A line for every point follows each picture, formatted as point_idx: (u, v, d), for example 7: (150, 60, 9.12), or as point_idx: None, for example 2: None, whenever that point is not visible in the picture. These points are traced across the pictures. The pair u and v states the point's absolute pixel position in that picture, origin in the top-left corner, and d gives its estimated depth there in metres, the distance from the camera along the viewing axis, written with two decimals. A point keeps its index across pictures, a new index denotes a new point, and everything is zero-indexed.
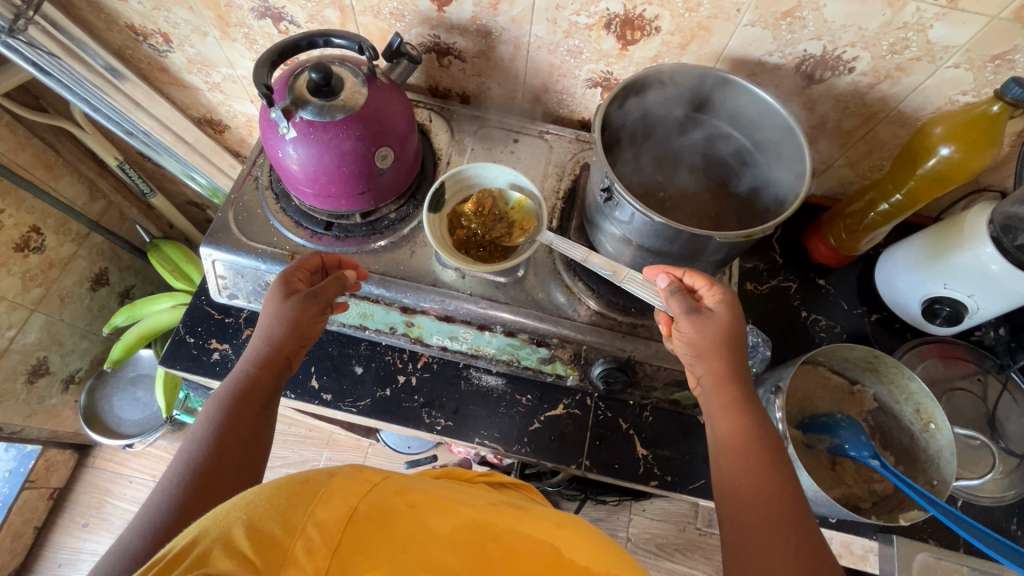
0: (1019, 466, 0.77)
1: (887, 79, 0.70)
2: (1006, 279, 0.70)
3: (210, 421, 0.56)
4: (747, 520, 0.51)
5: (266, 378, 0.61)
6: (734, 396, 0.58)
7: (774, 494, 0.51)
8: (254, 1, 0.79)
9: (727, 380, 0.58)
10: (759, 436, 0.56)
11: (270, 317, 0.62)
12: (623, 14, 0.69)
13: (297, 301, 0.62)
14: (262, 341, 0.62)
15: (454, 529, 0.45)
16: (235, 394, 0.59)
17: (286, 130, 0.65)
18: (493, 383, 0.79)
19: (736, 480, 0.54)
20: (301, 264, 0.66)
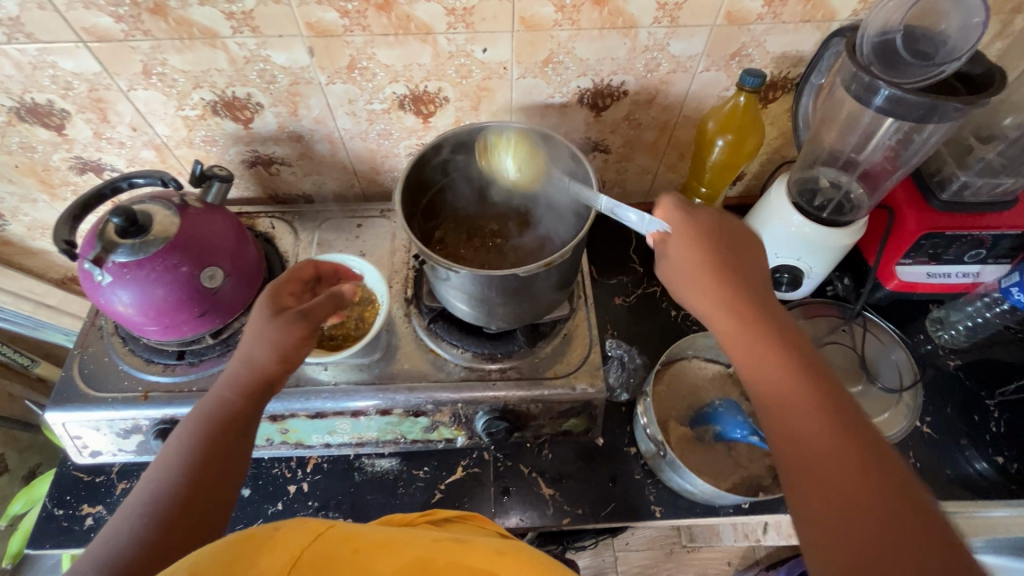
0: (898, 401, 0.82)
1: (659, 93, 0.77)
2: (814, 235, 0.76)
3: (181, 449, 0.54)
4: (789, 422, 0.47)
5: (244, 405, 0.57)
6: (732, 294, 0.54)
7: (812, 399, 0.47)
8: (69, 159, 0.81)
9: (727, 299, 0.53)
10: (760, 325, 0.52)
11: (254, 334, 0.60)
12: (410, 93, 0.74)
13: (286, 319, 0.60)
14: (242, 365, 0.59)
15: (404, 559, 0.44)
16: (210, 421, 0.56)
17: (102, 278, 0.65)
18: (388, 466, 0.78)
19: (767, 377, 0.49)
20: (294, 276, 0.66)
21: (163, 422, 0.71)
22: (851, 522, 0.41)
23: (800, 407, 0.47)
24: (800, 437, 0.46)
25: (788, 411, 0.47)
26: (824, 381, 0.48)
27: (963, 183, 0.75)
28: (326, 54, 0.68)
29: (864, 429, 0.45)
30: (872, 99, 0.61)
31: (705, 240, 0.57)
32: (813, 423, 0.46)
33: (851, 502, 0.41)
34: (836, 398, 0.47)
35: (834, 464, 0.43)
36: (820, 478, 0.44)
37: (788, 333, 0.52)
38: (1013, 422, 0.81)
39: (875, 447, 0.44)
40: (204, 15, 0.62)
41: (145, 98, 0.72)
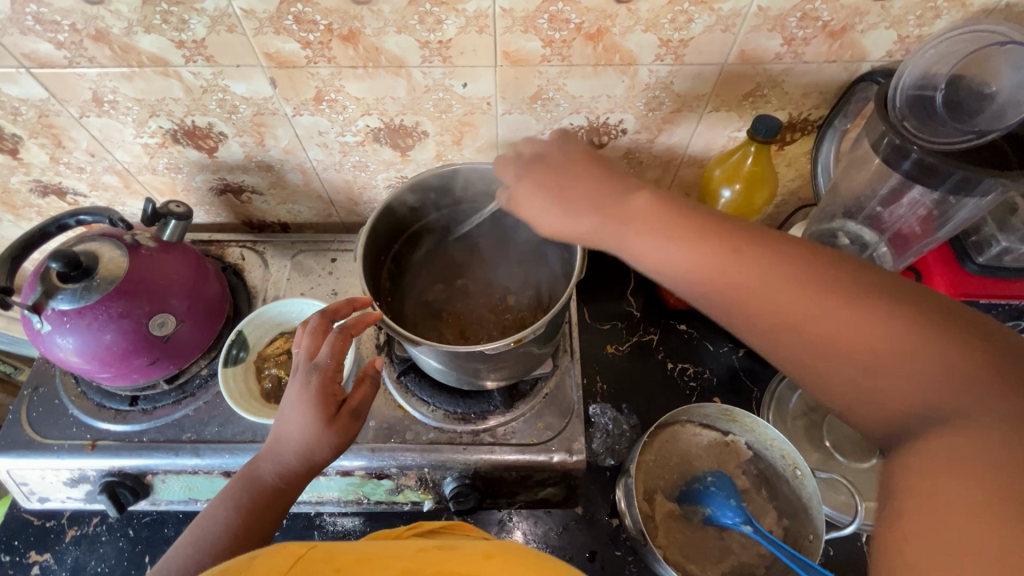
0: None
1: (662, 132, 0.69)
2: None
3: (221, 522, 0.53)
4: (761, 312, 0.39)
5: (290, 489, 0.55)
6: (611, 201, 0.45)
7: (767, 277, 0.38)
8: (28, 182, 0.76)
9: (601, 198, 0.46)
10: (655, 211, 0.43)
11: (301, 423, 0.53)
12: (385, 126, 0.67)
13: (343, 423, 0.54)
14: (294, 460, 0.54)
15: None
16: (251, 498, 0.54)
17: (42, 325, 0.61)
18: (350, 525, 0.72)
19: (700, 273, 0.40)
20: (336, 357, 0.55)
21: (111, 474, 0.67)
22: (847, 369, 0.36)
23: (744, 280, 0.39)
24: (785, 326, 0.38)
25: (757, 300, 0.39)
26: (733, 237, 0.40)
27: (1004, 247, 0.65)
28: (290, 85, 0.61)
29: (830, 266, 0.37)
30: (900, 163, 0.55)
31: (572, 162, 0.49)
32: (787, 296, 0.37)
33: (855, 346, 0.35)
34: (754, 250, 0.39)
35: (817, 310, 0.36)
36: (822, 353, 0.37)
37: (688, 209, 0.43)
38: None
39: (840, 271, 0.37)
40: (152, 43, 0.56)
41: (99, 125, 0.67)
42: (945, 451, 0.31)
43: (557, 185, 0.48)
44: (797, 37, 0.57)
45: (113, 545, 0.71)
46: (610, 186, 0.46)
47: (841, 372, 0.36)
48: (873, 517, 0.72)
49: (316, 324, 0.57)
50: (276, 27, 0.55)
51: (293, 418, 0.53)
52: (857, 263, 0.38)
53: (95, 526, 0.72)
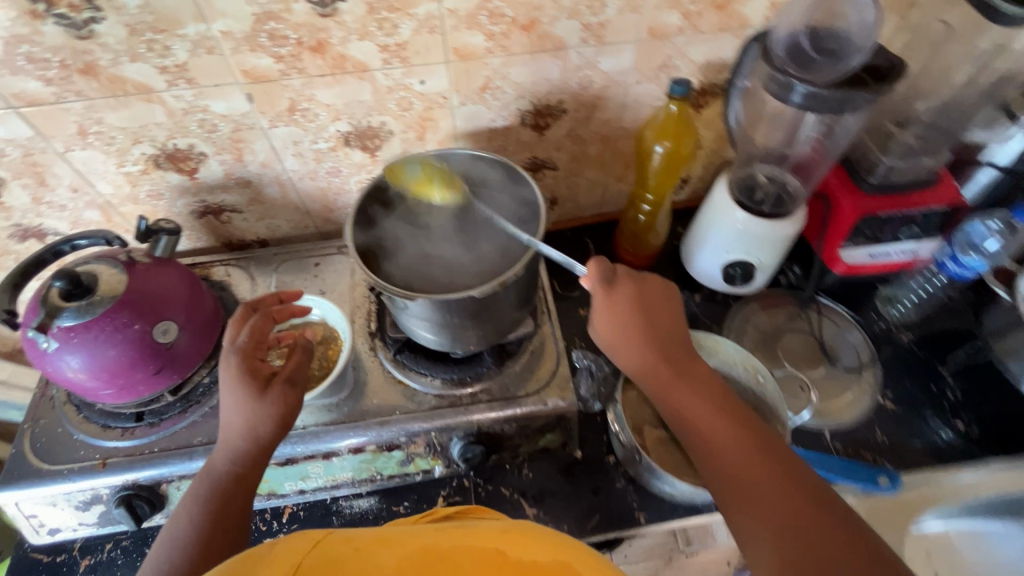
0: (859, 379, 0.85)
1: (597, 108, 0.80)
2: (760, 229, 0.79)
3: (189, 520, 0.56)
4: (740, 477, 0.54)
5: (251, 472, 0.59)
6: (670, 357, 0.61)
7: (745, 450, 0.55)
8: (8, 227, 0.78)
9: (664, 346, 0.62)
10: (703, 381, 0.61)
11: (234, 407, 0.58)
12: (354, 129, 0.75)
13: (275, 393, 0.59)
14: (240, 438, 0.58)
15: (407, 554, 0.45)
16: (212, 489, 0.58)
17: (49, 344, 0.63)
18: (366, 505, 0.75)
19: (705, 425, 0.58)
20: (255, 340, 0.62)
21: (125, 488, 0.68)
22: (782, 530, 0.50)
23: (733, 450, 0.55)
24: (745, 490, 0.53)
25: (737, 468, 0.54)
26: (753, 427, 0.57)
27: (888, 166, 0.79)
28: (265, 99, 0.69)
29: (794, 466, 0.54)
30: (791, 97, 0.65)
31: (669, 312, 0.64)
32: (754, 465, 0.54)
33: (790, 524, 0.50)
34: (755, 435, 0.56)
35: (767, 487, 0.52)
36: (765, 519, 0.51)
37: (723, 391, 0.60)
38: (968, 386, 0.84)
39: (804, 487, 0.52)
40: (137, 71, 0.62)
41: (83, 158, 0.71)
42: None
43: (626, 321, 0.61)
44: (691, 11, 0.70)
45: (130, 566, 0.72)
46: (674, 347, 0.62)
47: (780, 535, 0.49)
48: (831, 414, 0.82)
49: (236, 315, 0.64)
50: (251, 45, 0.62)
51: (226, 404, 0.58)
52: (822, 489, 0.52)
53: (110, 552, 0.72)
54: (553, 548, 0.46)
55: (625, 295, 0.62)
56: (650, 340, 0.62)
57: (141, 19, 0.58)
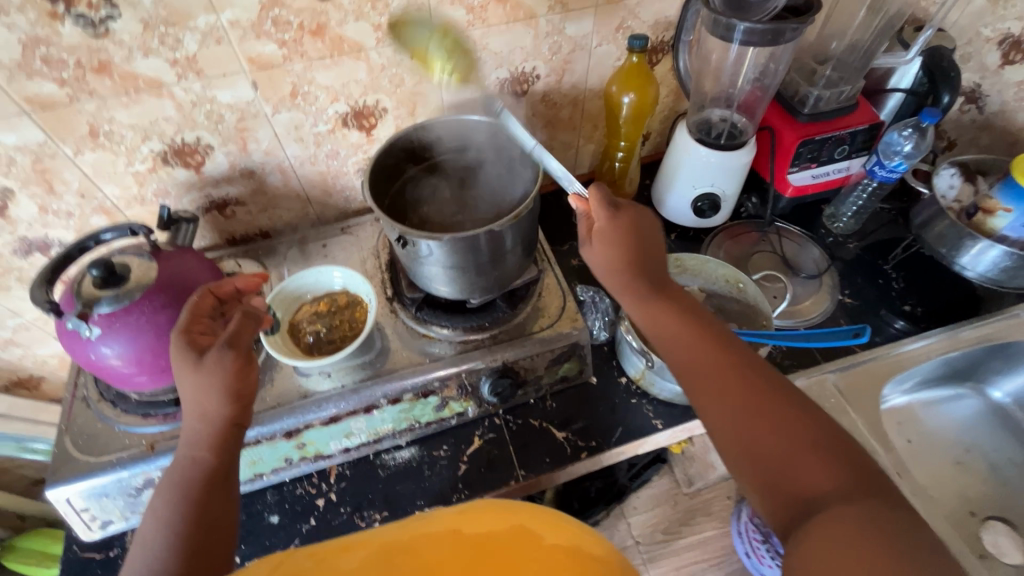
0: (820, 284, 0.98)
1: (566, 72, 0.90)
2: (720, 160, 0.90)
3: (165, 515, 0.57)
4: (729, 395, 0.58)
5: (216, 459, 0.60)
6: (654, 289, 0.68)
7: (734, 374, 0.59)
8: (13, 241, 0.79)
9: (649, 276, 0.69)
10: (690, 316, 0.65)
11: (184, 387, 0.60)
12: (351, 109, 0.81)
13: (211, 359, 0.60)
14: (197, 420, 0.60)
15: (365, 554, 0.46)
16: (183, 481, 0.59)
17: (90, 332, 0.65)
18: (408, 455, 0.80)
19: (694, 351, 0.62)
20: (196, 314, 0.64)
21: None
22: (773, 444, 0.53)
23: (720, 371, 0.60)
24: (735, 407, 0.57)
25: (726, 387, 0.58)
26: (743, 355, 0.61)
27: (817, 96, 0.92)
28: (269, 85, 0.74)
29: (782, 388, 0.58)
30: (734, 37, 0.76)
31: (654, 246, 0.71)
32: (745, 386, 0.58)
33: (777, 437, 0.54)
34: (744, 361, 0.60)
35: (753, 405, 0.56)
36: (750, 430, 0.55)
37: (714, 326, 0.64)
38: (908, 275, 0.98)
39: (792, 405, 0.55)
40: (149, 66, 0.66)
41: (93, 160, 0.74)
42: (820, 517, 0.47)
43: (614, 244, 0.69)
44: None
45: None
46: (659, 283, 0.68)
47: (767, 447, 0.53)
48: (803, 315, 0.94)
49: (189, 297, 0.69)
50: (257, 32, 0.68)
51: (176, 383, 0.61)
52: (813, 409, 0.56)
53: None
54: (504, 515, 0.48)
55: (622, 223, 0.70)
56: (628, 264, 0.69)
57: (154, 13, 0.62)
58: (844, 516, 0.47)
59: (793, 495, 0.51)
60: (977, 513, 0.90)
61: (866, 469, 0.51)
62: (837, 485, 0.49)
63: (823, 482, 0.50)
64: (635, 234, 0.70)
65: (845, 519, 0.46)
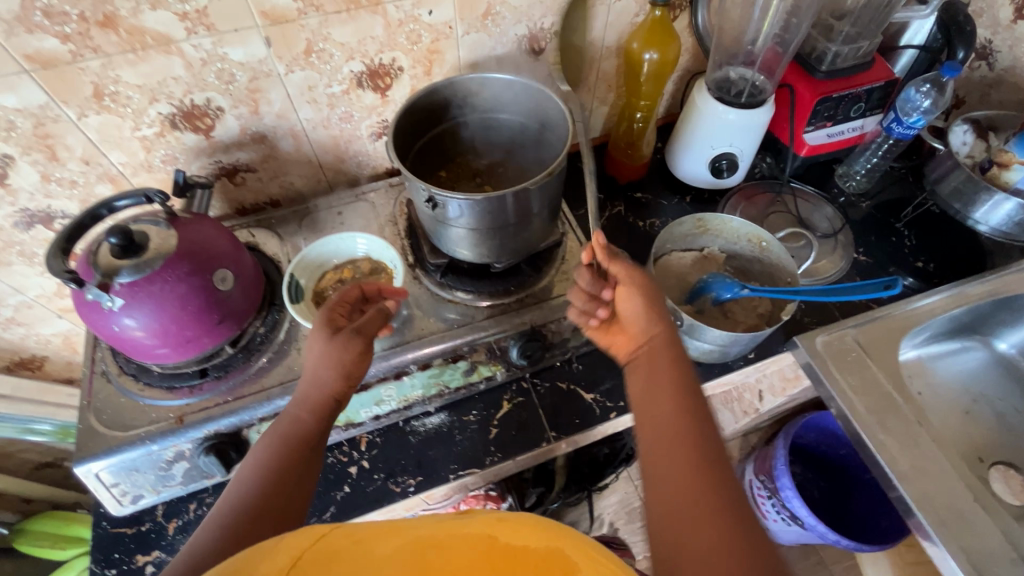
0: (835, 242, 0.99)
1: (585, 28, 0.87)
2: (741, 119, 0.89)
3: (259, 464, 0.57)
4: (671, 483, 0.50)
5: (314, 425, 0.61)
6: (651, 341, 0.62)
7: (695, 461, 0.51)
8: (14, 213, 0.75)
9: (642, 327, 0.63)
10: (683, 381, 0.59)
11: (314, 354, 0.62)
12: (366, 69, 0.78)
13: (342, 337, 0.62)
14: (310, 385, 0.62)
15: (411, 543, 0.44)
16: (281, 437, 0.60)
17: (112, 303, 0.63)
18: (438, 420, 0.80)
19: (664, 418, 0.56)
20: (341, 298, 0.67)
21: (208, 438, 0.69)
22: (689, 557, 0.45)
23: (685, 451, 0.52)
24: (676, 494, 0.49)
25: (675, 471, 0.51)
26: (719, 451, 0.52)
27: (835, 53, 0.92)
28: (283, 42, 0.70)
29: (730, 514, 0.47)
30: None
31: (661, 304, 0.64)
32: (700, 475, 0.50)
33: (694, 550, 0.45)
34: (717, 458, 0.52)
35: (702, 496, 0.48)
36: (675, 526, 0.47)
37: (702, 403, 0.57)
38: (920, 232, 0.99)
39: (738, 525, 0.46)
40: (157, 19, 0.63)
41: (98, 124, 0.70)
42: None
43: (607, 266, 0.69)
44: None
45: None
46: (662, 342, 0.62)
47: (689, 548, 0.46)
48: (821, 273, 0.95)
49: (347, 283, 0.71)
50: None
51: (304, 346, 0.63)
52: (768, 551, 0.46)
53: (196, 510, 0.73)
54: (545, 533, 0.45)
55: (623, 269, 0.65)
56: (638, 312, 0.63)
57: None
58: None
59: None
60: (984, 458, 0.94)
61: None
62: None
63: (699, 545, 0.46)
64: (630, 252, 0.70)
65: None
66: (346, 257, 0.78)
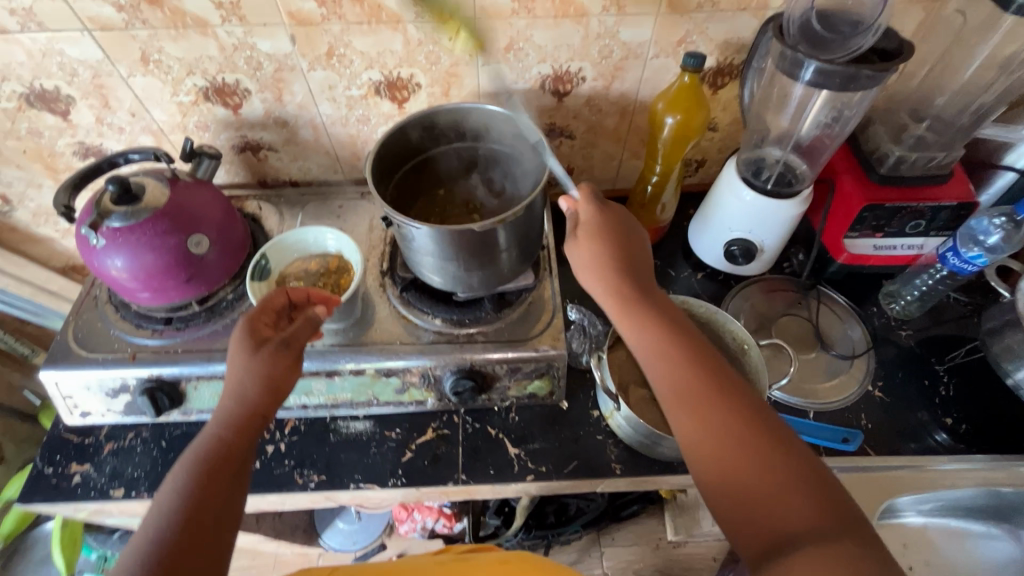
0: (851, 367, 0.86)
1: (615, 79, 0.84)
2: (761, 206, 0.81)
3: (177, 490, 0.54)
4: (701, 423, 0.52)
5: (239, 442, 0.59)
6: (630, 300, 0.60)
7: (714, 403, 0.52)
8: (72, 144, 0.87)
9: (621, 287, 0.61)
10: (670, 327, 0.58)
11: (239, 374, 0.60)
12: (385, 79, 0.81)
13: (266, 351, 0.61)
14: (232, 402, 0.60)
15: None
16: (201, 458, 0.57)
17: (98, 242, 0.71)
18: (362, 428, 0.81)
19: (663, 363, 0.56)
20: (266, 306, 0.66)
21: (149, 381, 0.75)
22: (746, 483, 0.48)
23: (694, 394, 0.53)
24: (703, 435, 0.51)
25: (697, 414, 0.52)
26: (718, 379, 0.54)
27: (898, 157, 0.80)
28: (307, 42, 0.75)
29: (767, 426, 0.50)
30: (801, 74, 0.67)
31: (632, 248, 0.64)
32: (717, 412, 0.51)
33: (746, 484, 0.48)
34: (727, 385, 0.53)
35: (725, 436, 0.50)
36: (718, 464, 0.50)
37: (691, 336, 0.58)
38: (961, 384, 0.84)
39: (764, 440, 0.49)
40: (197, 5, 0.70)
41: (143, 84, 0.79)
42: (791, 560, 0.43)
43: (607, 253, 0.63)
44: None
45: (147, 454, 0.79)
46: (644, 289, 0.61)
47: (745, 476, 0.48)
48: (818, 397, 0.83)
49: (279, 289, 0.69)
50: None
51: (226, 364, 0.61)
52: (804, 453, 0.49)
53: (131, 440, 0.80)
54: None
55: (602, 214, 0.65)
56: (617, 268, 0.62)
57: None
58: (814, 557, 0.42)
59: (769, 528, 0.46)
60: None
61: (845, 513, 0.45)
62: (816, 518, 0.45)
63: (795, 515, 0.45)
64: (622, 242, 0.64)
65: (826, 559, 0.42)
66: (316, 251, 0.81)
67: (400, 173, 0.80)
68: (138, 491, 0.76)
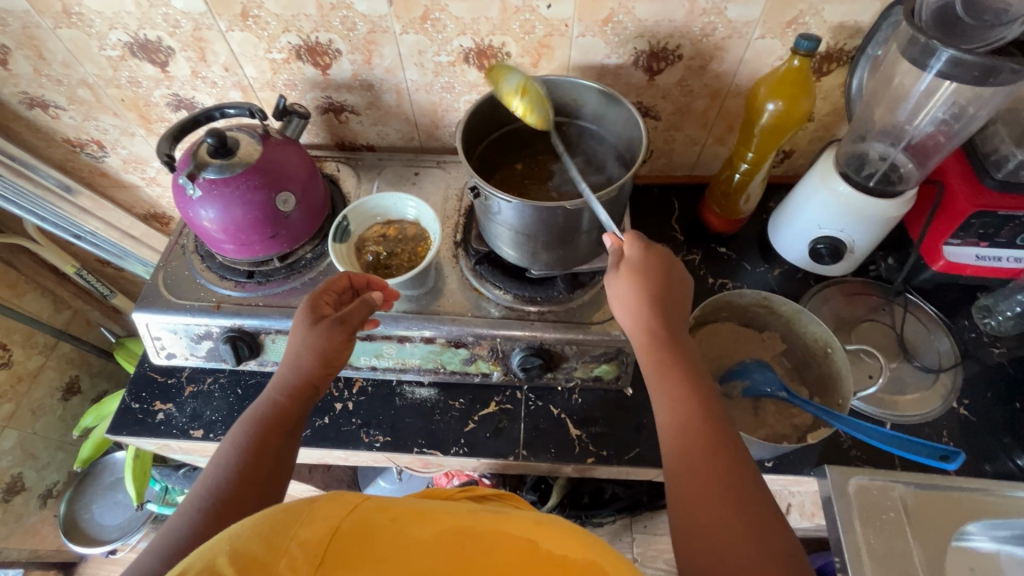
0: (936, 382, 0.82)
1: (714, 59, 0.80)
2: (858, 204, 0.76)
3: (235, 445, 0.58)
4: (690, 492, 0.51)
5: (294, 412, 0.61)
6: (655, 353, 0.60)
7: (712, 476, 0.51)
8: (167, 96, 0.90)
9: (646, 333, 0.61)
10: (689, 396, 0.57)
11: (297, 346, 0.63)
12: (475, 47, 0.79)
13: (323, 327, 0.63)
14: (289, 369, 0.62)
15: (444, 530, 0.43)
16: (258, 420, 0.60)
17: (194, 192, 0.73)
18: (427, 394, 0.83)
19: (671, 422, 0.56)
20: (330, 287, 0.67)
21: (231, 330, 0.78)
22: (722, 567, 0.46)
23: (692, 466, 0.52)
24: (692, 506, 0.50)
25: (692, 482, 0.51)
26: (722, 456, 0.52)
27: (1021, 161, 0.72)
28: (403, 4, 0.74)
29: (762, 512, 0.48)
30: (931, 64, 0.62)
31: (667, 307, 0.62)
32: (712, 485, 0.50)
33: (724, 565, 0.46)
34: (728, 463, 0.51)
35: (714, 514, 0.48)
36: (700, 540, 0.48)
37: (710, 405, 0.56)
38: None
39: (753, 524, 0.47)
40: None
41: (239, 39, 0.80)
42: None
43: (638, 315, 0.61)
44: None
45: (224, 400, 0.83)
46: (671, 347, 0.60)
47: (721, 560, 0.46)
48: (897, 408, 0.79)
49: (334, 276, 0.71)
50: None
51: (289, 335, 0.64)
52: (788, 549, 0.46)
53: (210, 385, 0.84)
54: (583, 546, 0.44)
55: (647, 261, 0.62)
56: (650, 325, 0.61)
57: None
58: None
59: None
60: None
61: None
62: None
63: None
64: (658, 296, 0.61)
65: None
66: (396, 217, 0.82)
67: (483, 145, 0.80)
68: (215, 433, 0.80)
